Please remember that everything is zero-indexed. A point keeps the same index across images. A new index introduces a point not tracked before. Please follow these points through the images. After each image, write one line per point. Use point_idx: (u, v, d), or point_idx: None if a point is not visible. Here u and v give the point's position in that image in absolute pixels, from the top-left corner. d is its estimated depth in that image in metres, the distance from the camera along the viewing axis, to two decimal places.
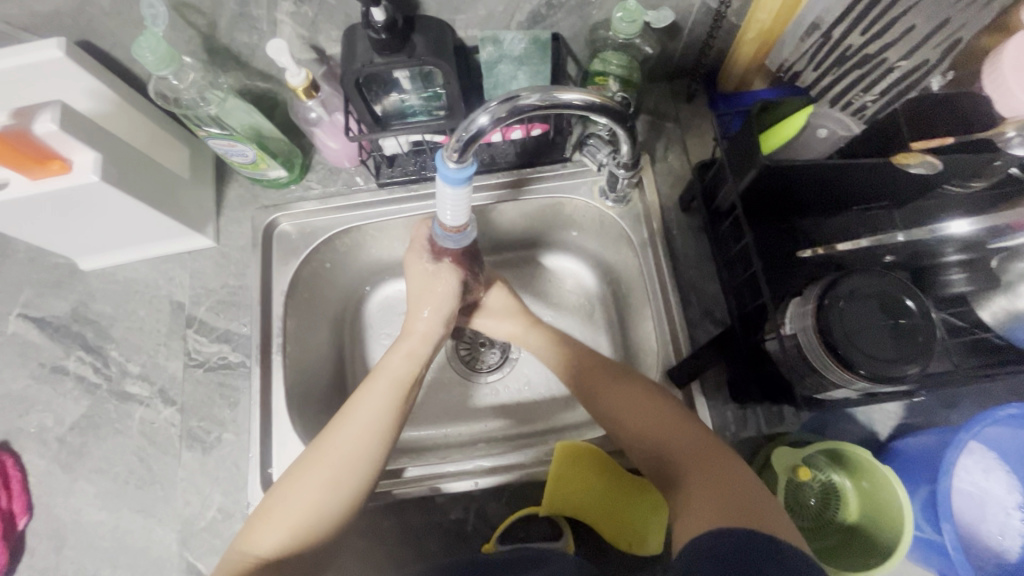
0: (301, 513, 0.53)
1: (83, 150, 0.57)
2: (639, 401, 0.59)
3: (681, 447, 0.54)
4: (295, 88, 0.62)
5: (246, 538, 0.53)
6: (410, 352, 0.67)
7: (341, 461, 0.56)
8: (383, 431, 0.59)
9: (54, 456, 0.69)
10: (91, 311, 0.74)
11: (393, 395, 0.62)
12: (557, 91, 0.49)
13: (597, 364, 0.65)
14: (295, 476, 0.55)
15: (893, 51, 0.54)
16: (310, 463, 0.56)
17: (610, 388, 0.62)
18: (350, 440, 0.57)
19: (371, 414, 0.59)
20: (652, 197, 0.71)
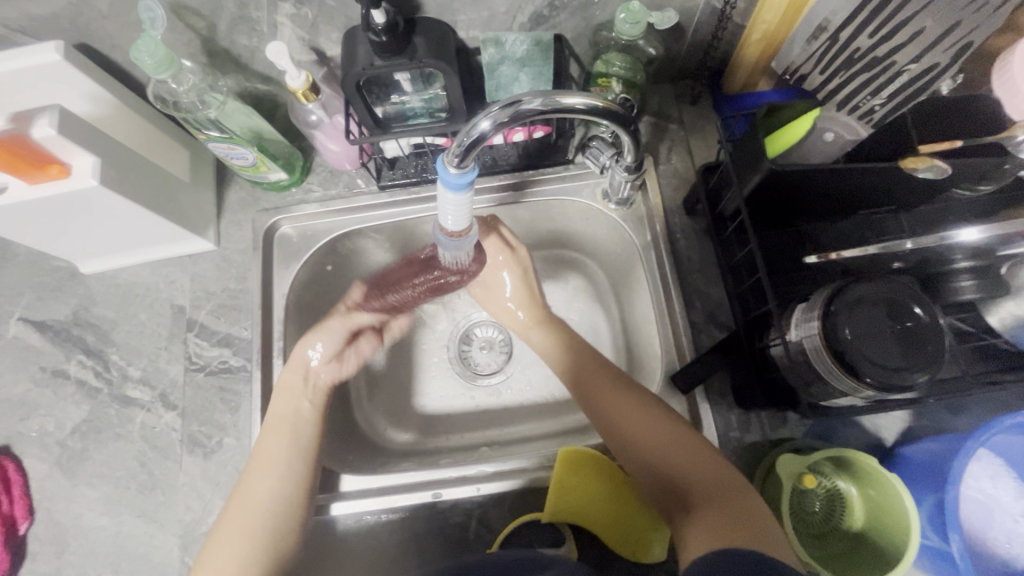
0: (231, 567, 0.55)
1: (82, 154, 0.57)
2: (640, 411, 0.58)
3: (687, 462, 0.53)
4: (296, 90, 0.62)
5: None
6: (291, 394, 0.65)
7: (244, 524, 0.57)
8: (283, 485, 0.59)
9: (55, 461, 0.69)
10: (92, 315, 0.74)
11: (284, 443, 0.61)
12: (559, 95, 0.48)
13: (597, 370, 0.64)
14: (216, 534, 0.57)
15: (902, 54, 0.51)
16: (224, 523, 0.57)
17: (606, 397, 0.61)
18: (261, 502, 0.58)
19: (270, 473, 0.59)
20: (656, 200, 0.70)
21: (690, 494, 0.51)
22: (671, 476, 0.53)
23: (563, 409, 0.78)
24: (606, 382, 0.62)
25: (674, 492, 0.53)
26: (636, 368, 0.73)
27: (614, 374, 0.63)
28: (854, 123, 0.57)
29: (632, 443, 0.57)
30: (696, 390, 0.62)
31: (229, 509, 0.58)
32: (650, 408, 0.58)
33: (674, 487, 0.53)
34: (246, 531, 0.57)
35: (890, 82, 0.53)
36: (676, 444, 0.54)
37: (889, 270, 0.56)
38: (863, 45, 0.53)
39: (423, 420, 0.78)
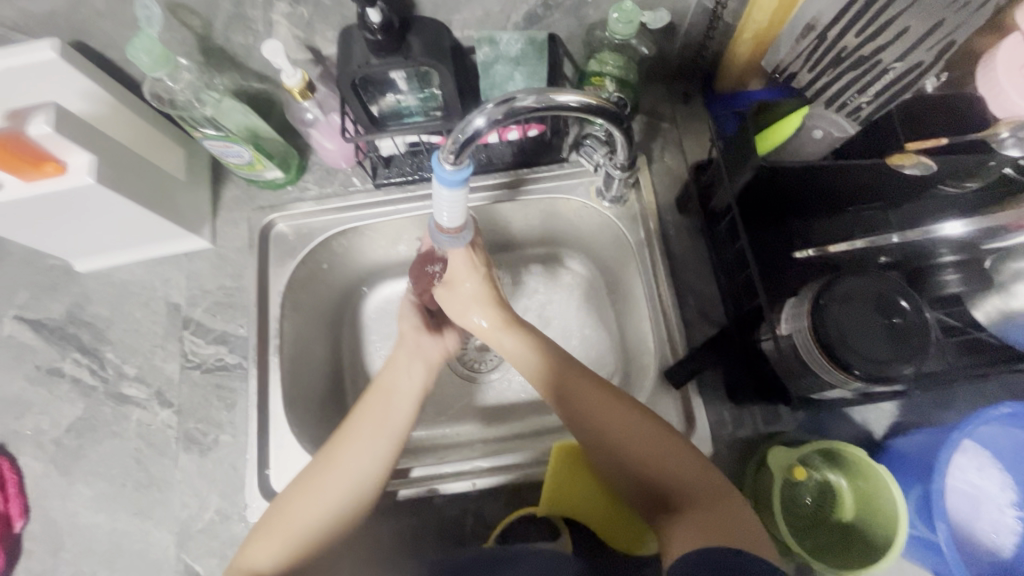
0: (310, 524, 0.54)
1: (77, 151, 0.57)
2: (613, 408, 0.56)
3: (665, 461, 0.53)
4: (292, 88, 0.62)
5: (246, 555, 0.53)
6: (400, 367, 0.65)
7: (319, 489, 0.55)
8: (373, 459, 0.57)
9: (50, 459, 0.69)
10: (87, 313, 0.74)
11: (384, 415, 0.61)
12: (552, 92, 0.49)
13: (566, 366, 0.60)
14: (301, 488, 0.56)
15: (888, 52, 0.52)
16: (305, 485, 0.56)
17: (576, 395, 0.58)
18: (343, 470, 0.56)
19: (362, 445, 0.58)
20: (649, 197, 0.71)
21: (670, 495, 0.51)
22: (650, 476, 0.53)
23: None
24: (576, 378, 0.59)
25: (654, 492, 0.53)
26: (630, 364, 0.74)
27: (584, 369, 0.60)
28: (842, 121, 0.57)
29: (606, 442, 0.55)
30: (689, 385, 0.63)
31: (307, 473, 0.57)
32: (622, 405, 0.56)
33: (654, 486, 0.53)
34: (320, 496, 0.55)
35: (877, 80, 0.54)
36: (654, 442, 0.54)
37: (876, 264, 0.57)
38: (849, 45, 0.54)
39: (419, 417, 0.79)
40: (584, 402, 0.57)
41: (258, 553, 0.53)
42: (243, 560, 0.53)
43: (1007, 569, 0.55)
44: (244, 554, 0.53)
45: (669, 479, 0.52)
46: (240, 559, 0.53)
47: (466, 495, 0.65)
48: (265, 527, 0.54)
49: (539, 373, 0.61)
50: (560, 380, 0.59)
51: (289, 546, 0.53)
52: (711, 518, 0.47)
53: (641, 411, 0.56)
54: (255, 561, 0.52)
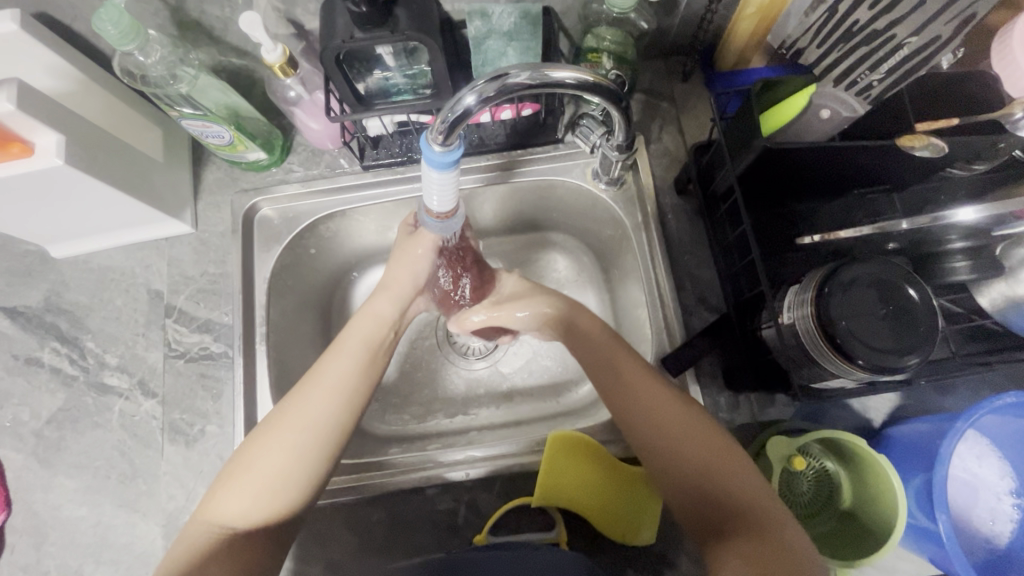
0: (273, 478, 0.53)
1: (44, 130, 0.54)
2: (681, 416, 0.54)
3: (727, 480, 0.51)
4: (272, 64, 0.59)
5: (210, 507, 0.53)
6: (381, 320, 0.65)
7: (289, 441, 0.54)
8: (340, 405, 0.58)
9: (31, 451, 0.67)
10: (65, 301, 0.71)
11: (353, 365, 0.60)
12: (548, 69, 0.46)
13: (635, 367, 0.57)
14: (264, 434, 0.55)
15: (903, 26, 0.48)
16: (271, 437, 0.55)
17: (643, 396, 0.56)
18: (307, 417, 0.56)
19: (329, 395, 0.58)
20: (647, 180, 0.69)
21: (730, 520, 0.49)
22: (708, 492, 0.51)
23: (553, 391, 0.77)
24: (650, 380, 0.56)
25: (712, 514, 0.50)
26: None
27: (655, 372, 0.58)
28: (851, 100, 0.52)
29: (669, 448, 0.53)
30: (686, 373, 0.62)
31: (270, 420, 0.56)
32: (690, 412, 0.54)
33: (710, 504, 0.50)
34: (292, 450, 0.54)
35: (889, 57, 0.49)
36: (716, 459, 0.52)
37: (882, 250, 0.56)
38: None
39: (410, 403, 0.77)
40: (653, 405, 0.55)
41: (228, 505, 0.52)
42: (212, 511, 0.52)
43: (1003, 557, 0.55)
44: (214, 505, 0.53)
45: (729, 501, 0.50)
46: (209, 511, 0.53)
47: (458, 485, 0.64)
48: (232, 474, 0.54)
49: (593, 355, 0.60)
50: (628, 381, 0.57)
51: (262, 501, 0.53)
52: (767, 552, 0.46)
53: (704, 422, 0.54)
54: (225, 513, 0.52)
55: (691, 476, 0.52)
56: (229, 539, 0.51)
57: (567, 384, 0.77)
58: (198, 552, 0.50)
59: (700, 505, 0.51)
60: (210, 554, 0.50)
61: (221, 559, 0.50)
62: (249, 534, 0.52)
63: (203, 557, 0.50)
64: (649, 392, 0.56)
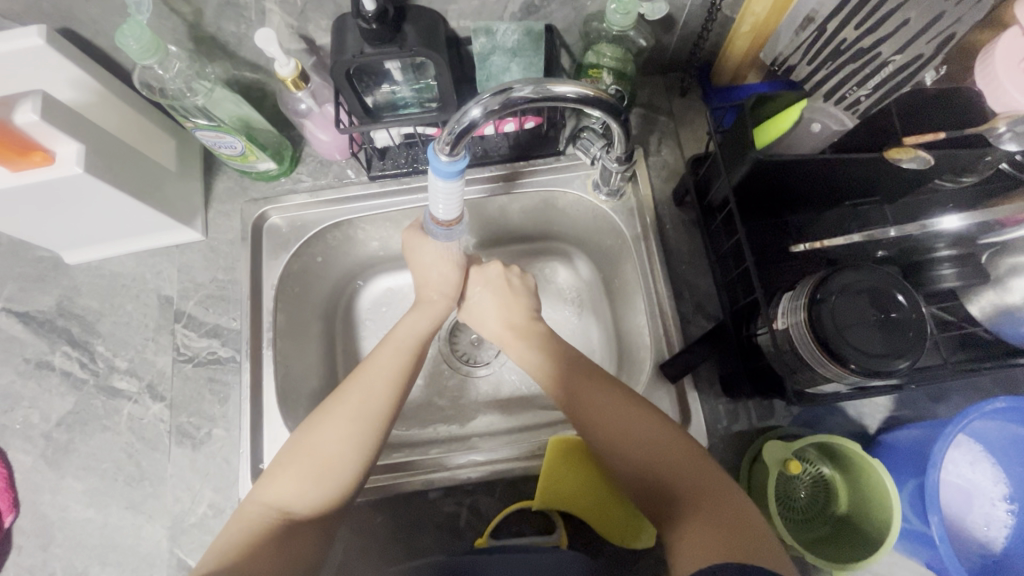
0: (327, 463, 0.54)
1: (65, 140, 0.56)
2: (629, 410, 0.56)
3: (674, 466, 0.52)
4: (285, 78, 0.61)
5: (267, 492, 0.54)
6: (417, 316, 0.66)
7: (345, 426, 0.56)
8: (389, 394, 0.59)
9: (40, 453, 0.68)
10: (77, 306, 0.73)
11: (399, 357, 0.62)
12: (550, 83, 0.48)
13: (582, 375, 0.60)
14: (322, 416, 0.57)
15: (887, 45, 0.53)
16: (329, 420, 0.56)
17: (588, 399, 0.58)
18: (362, 404, 0.57)
19: (380, 386, 0.59)
20: (646, 191, 0.71)
21: (678, 501, 0.51)
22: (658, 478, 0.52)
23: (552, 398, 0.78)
24: (592, 383, 0.59)
25: (662, 497, 0.52)
26: (625, 358, 0.74)
27: (597, 374, 0.60)
28: (841, 113, 0.56)
29: (617, 444, 0.55)
30: (684, 379, 0.63)
31: (325, 409, 0.58)
32: (631, 406, 0.56)
33: (659, 488, 0.52)
34: (350, 437, 0.56)
35: (875, 73, 0.54)
36: (661, 445, 0.54)
37: (872, 258, 0.57)
38: (849, 37, 0.55)
39: (414, 409, 0.78)
40: (597, 405, 0.57)
41: (291, 491, 0.54)
42: (273, 497, 0.54)
43: (998, 561, 0.56)
44: (270, 490, 0.54)
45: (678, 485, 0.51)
46: (269, 497, 0.54)
47: (460, 489, 0.65)
48: (286, 460, 0.55)
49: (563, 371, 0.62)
50: (576, 387, 0.59)
51: (320, 488, 0.54)
52: (713, 525, 0.48)
53: (648, 413, 0.56)
54: (282, 498, 0.53)
55: (639, 467, 0.54)
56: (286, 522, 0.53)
57: None
58: (255, 538, 0.51)
59: (652, 492, 0.53)
60: (268, 538, 0.51)
61: (278, 544, 0.51)
62: (306, 522, 0.53)
63: (264, 542, 0.51)
64: (593, 395, 0.58)
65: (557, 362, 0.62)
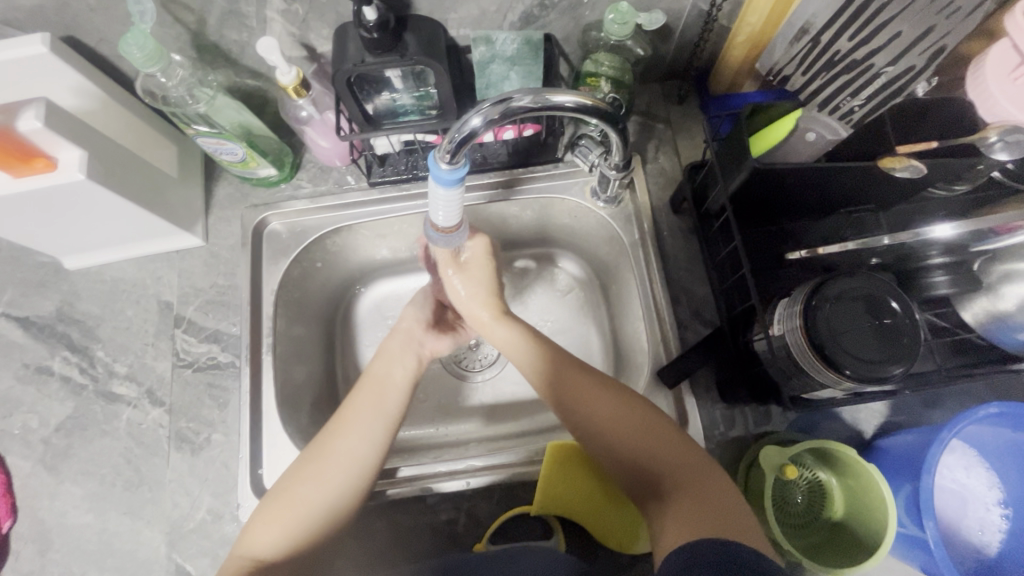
0: (308, 512, 0.55)
1: (68, 146, 0.56)
2: (617, 405, 0.57)
3: (657, 446, 0.53)
4: (286, 86, 0.62)
5: (244, 543, 0.54)
6: (389, 359, 0.67)
7: (318, 476, 0.57)
8: (367, 443, 0.59)
9: (38, 458, 0.68)
10: (77, 311, 0.73)
11: (373, 401, 0.62)
12: (549, 93, 0.49)
13: (575, 373, 0.60)
14: (302, 469, 0.57)
15: (881, 56, 0.54)
16: (308, 471, 0.57)
17: (572, 390, 0.59)
18: (340, 453, 0.58)
19: (357, 432, 0.59)
20: (644, 198, 0.71)
21: (663, 481, 0.51)
22: (647, 461, 0.53)
23: None
24: (574, 373, 0.60)
25: (659, 491, 0.51)
26: (623, 364, 0.74)
27: (579, 363, 0.62)
28: (834, 124, 0.56)
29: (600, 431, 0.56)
30: (681, 385, 0.64)
31: (307, 461, 0.58)
32: (619, 402, 0.57)
33: (644, 470, 0.53)
34: (323, 486, 0.56)
35: (871, 83, 0.54)
36: (645, 426, 0.55)
37: (865, 266, 0.58)
38: (842, 48, 0.55)
39: (413, 415, 0.79)
40: (581, 394, 0.59)
41: (261, 539, 0.54)
42: (244, 546, 0.54)
43: (992, 566, 0.57)
44: (248, 540, 0.54)
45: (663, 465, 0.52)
46: (241, 546, 0.54)
47: (459, 495, 0.65)
48: (269, 512, 0.55)
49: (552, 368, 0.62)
50: (560, 378, 0.61)
51: (291, 532, 0.54)
52: (697, 501, 0.48)
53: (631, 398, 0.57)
54: (257, 547, 0.53)
55: (622, 451, 0.55)
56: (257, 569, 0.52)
57: None
58: None
59: (637, 473, 0.53)
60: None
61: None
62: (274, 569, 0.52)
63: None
64: (577, 382, 0.59)
65: (539, 354, 0.63)
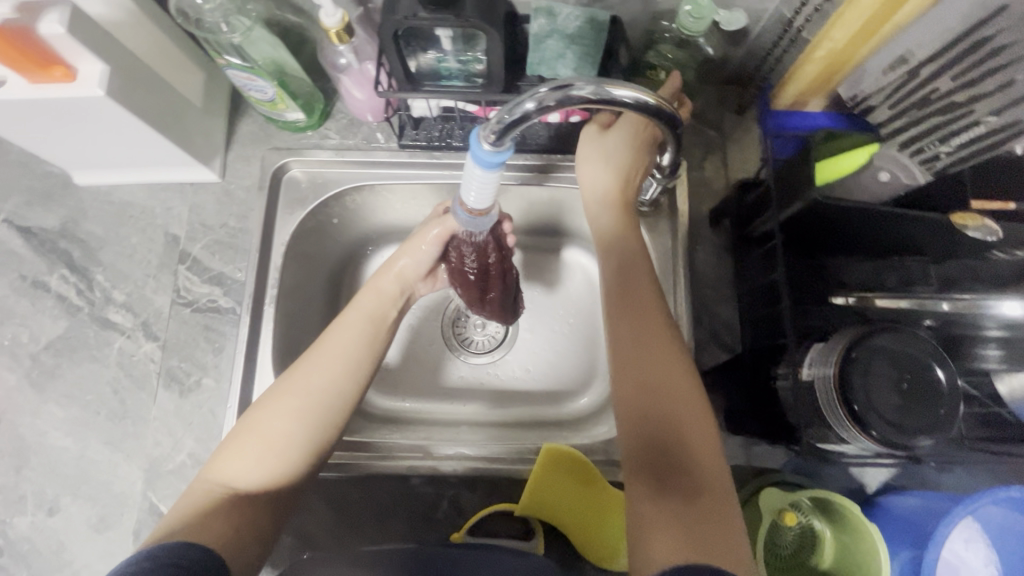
0: (274, 438, 0.52)
1: (90, 59, 0.53)
2: (661, 340, 0.52)
3: (695, 447, 0.47)
4: (329, 29, 0.58)
5: (217, 468, 0.51)
6: (382, 295, 0.63)
7: (297, 407, 0.54)
8: (346, 376, 0.57)
9: (25, 373, 0.66)
10: (80, 230, 0.70)
11: (359, 334, 0.59)
12: (610, 85, 0.44)
13: (642, 282, 0.55)
14: (271, 400, 0.54)
15: (983, 103, 0.49)
16: (276, 400, 0.54)
17: (643, 336, 0.52)
18: (311, 381, 0.55)
19: (335, 364, 0.57)
20: (683, 207, 0.68)
21: (668, 464, 0.46)
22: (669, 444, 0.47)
23: (552, 399, 0.76)
24: (659, 324, 0.52)
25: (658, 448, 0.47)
26: None
27: (665, 311, 0.54)
28: (914, 166, 0.55)
29: (651, 390, 0.49)
30: None
31: (276, 389, 0.55)
32: (669, 341, 0.52)
33: (659, 449, 0.47)
34: (297, 417, 0.53)
35: (961, 133, 0.51)
36: (697, 413, 0.48)
37: (913, 323, 0.54)
38: (942, 87, 0.50)
39: (407, 387, 0.77)
40: (653, 341, 0.51)
41: (234, 467, 0.51)
42: (216, 471, 0.51)
43: None
44: (220, 466, 0.51)
45: (685, 456, 0.47)
46: (212, 471, 0.51)
47: (444, 481, 0.64)
48: (242, 437, 0.53)
49: (620, 262, 0.57)
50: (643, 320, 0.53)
51: (268, 463, 0.52)
52: (695, 517, 0.43)
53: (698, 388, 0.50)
54: (231, 474, 0.51)
55: (658, 419, 0.48)
56: (228, 497, 0.50)
57: (565, 396, 0.76)
58: (200, 510, 0.48)
59: (656, 448, 0.48)
60: (205, 509, 0.48)
61: (225, 516, 0.48)
62: (250, 497, 0.50)
63: (205, 514, 0.48)
64: (657, 335, 0.52)
65: (629, 282, 0.55)
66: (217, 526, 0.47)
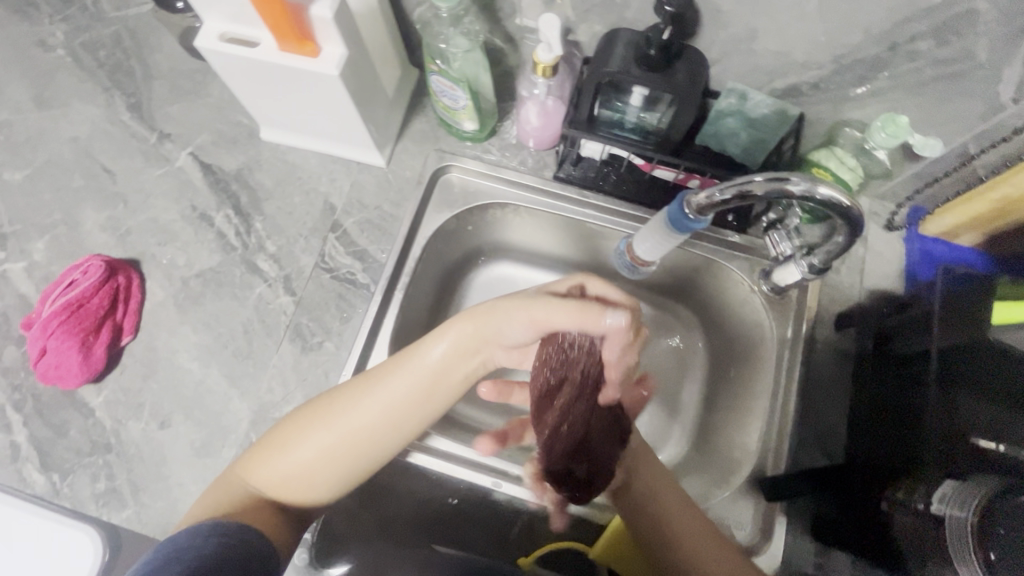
0: (300, 467, 0.53)
1: (337, 43, 0.59)
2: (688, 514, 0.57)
3: None
4: (541, 62, 0.62)
5: (248, 468, 0.54)
6: (463, 354, 0.56)
7: (325, 444, 0.53)
8: (385, 432, 0.54)
9: (173, 293, 0.72)
10: (253, 178, 0.77)
11: (416, 391, 0.54)
12: (818, 183, 0.48)
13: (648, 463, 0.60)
14: (309, 422, 0.54)
15: None
16: (312, 429, 0.53)
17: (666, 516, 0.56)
18: (348, 427, 0.53)
19: (374, 415, 0.53)
20: (812, 302, 0.69)
21: None
22: None
23: None
24: (676, 503, 0.57)
25: None
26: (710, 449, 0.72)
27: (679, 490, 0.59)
28: None
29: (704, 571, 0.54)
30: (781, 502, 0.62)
31: (316, 415, 0.54)
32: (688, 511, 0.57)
33: None
34: (325, 455, 0.53)
35: None
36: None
37: None
38: None
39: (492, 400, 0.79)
40: (678, 519, 0.56)
41: (264, 471, 0.54)
42: (247, 470, 0.54)
43: None
44: (254, 468, 0.54)
45: None
46: (243, 470, 0.55)
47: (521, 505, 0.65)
48: (275, 444, 0.54)
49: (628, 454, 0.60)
50: (665, 511, 0.57)
51: (293, 488, 0.53)
52: None
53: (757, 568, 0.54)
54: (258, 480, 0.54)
55: None
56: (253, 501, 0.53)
57: None
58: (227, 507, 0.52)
59: None
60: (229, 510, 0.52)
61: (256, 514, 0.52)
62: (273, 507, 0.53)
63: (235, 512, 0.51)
64: (678, 510, 0.57)
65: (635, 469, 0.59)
66: (255, 520, 0.50)
